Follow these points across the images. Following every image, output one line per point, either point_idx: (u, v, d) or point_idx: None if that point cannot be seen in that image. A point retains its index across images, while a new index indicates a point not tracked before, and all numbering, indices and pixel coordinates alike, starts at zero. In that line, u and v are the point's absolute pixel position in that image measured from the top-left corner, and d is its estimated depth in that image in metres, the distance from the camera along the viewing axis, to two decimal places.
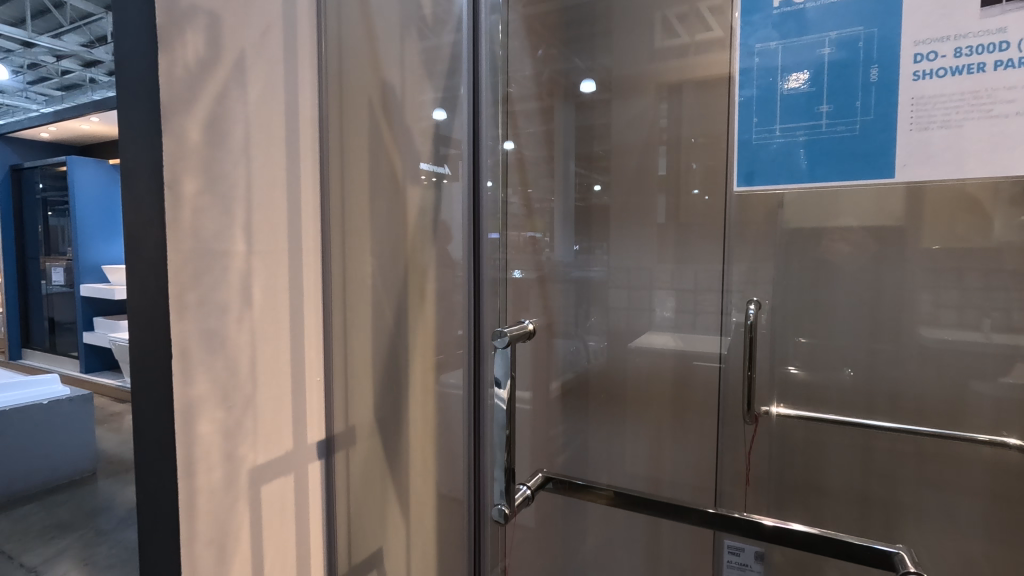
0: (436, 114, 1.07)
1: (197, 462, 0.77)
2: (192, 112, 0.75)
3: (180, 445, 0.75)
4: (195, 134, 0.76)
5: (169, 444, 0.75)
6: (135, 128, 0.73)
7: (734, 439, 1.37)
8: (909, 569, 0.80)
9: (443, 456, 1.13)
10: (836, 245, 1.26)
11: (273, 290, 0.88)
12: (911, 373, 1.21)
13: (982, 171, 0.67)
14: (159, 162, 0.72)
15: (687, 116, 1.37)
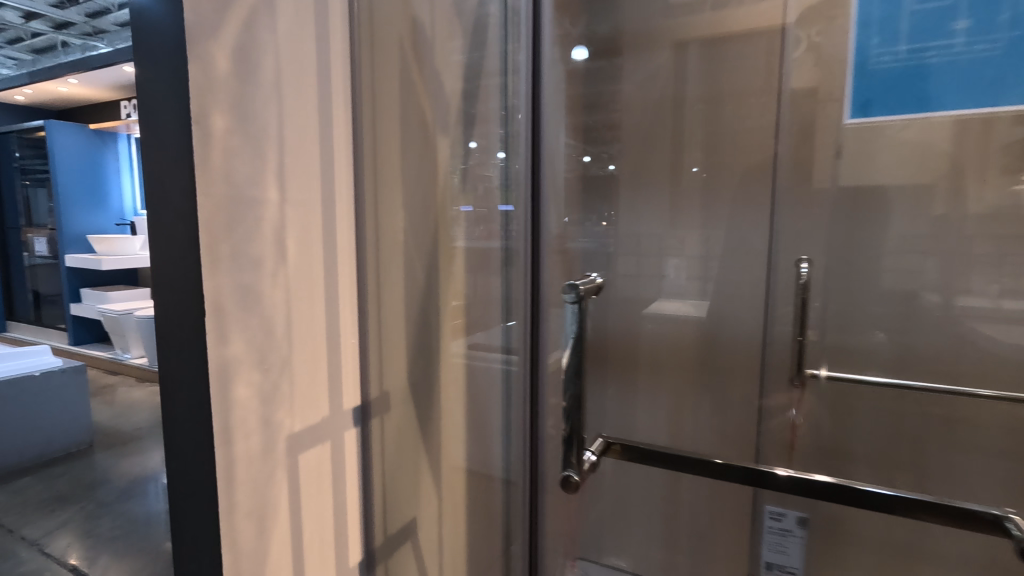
0: (463, 57, 1.03)
1: (235, 429, 0.71)
2: (220, 37, 0.66)
3: (217, 411, 0.69)
4: (224, 63, 0.67)
5: (204, 409, 0.68)
6: (158, 56, 0.64)
7: (777, 403, 1.32)
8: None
9: (473, 423, 1.10)
10: (878, 202, 1.19)
11: (304, 244, 0.81)
12: (948, 333, 1.16)
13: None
14: (186, 92, 0.63)
15: (727, 66, 1.27)
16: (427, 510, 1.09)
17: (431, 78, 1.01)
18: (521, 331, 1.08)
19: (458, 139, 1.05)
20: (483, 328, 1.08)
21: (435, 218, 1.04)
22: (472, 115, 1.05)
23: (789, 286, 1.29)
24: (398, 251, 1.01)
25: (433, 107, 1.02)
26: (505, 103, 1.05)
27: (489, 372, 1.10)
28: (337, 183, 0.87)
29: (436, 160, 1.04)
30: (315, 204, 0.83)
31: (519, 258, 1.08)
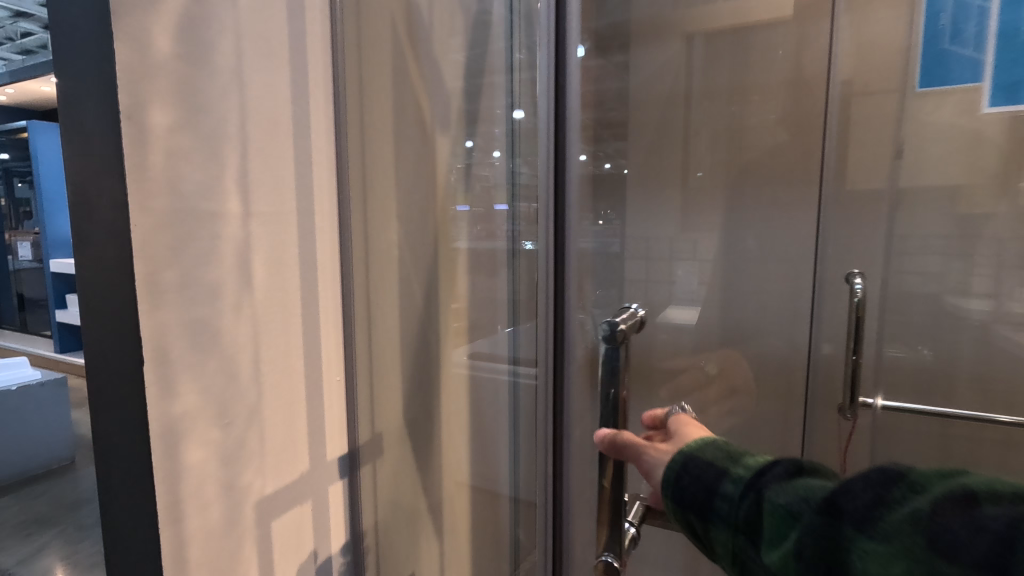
0: (462, 48, 0.91)
1: (186, 500, 0.60)
2: (159, 13, 0.54)
3: (162, 481, 0.57)
4: (164, 48, 0.54)
5: (145, 479, 0.56)
6: (75, 40, 0.52)
7: (824, 435, 1.20)
8: None
9: (479, 459, 0.99)
10: (918, 208, 1.10)
11: (276, 265, 0.69)
12: (1006, 351, 1.07)
13: None
14: (112, 83, 0.51)
15: (750, 53, 1.18)
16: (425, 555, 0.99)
17: (430, 69, 0.89)
18: (535, 347, 0.95)
19: (461, 133, 0.93)
20: (489, 344, 0.96)
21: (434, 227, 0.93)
22: (475, 114, 0.93)
23: (837, 305, 1.18)
24: (386, 269, 0.89)
25: (431, 99, 0.90)
26: (512, 91, 0.92)
27: (495, 396, 0.98)
28: (316, 193, 0.76)
29: (433, 160, 0.92)
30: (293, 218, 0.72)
31: (532, 262, 0.94)
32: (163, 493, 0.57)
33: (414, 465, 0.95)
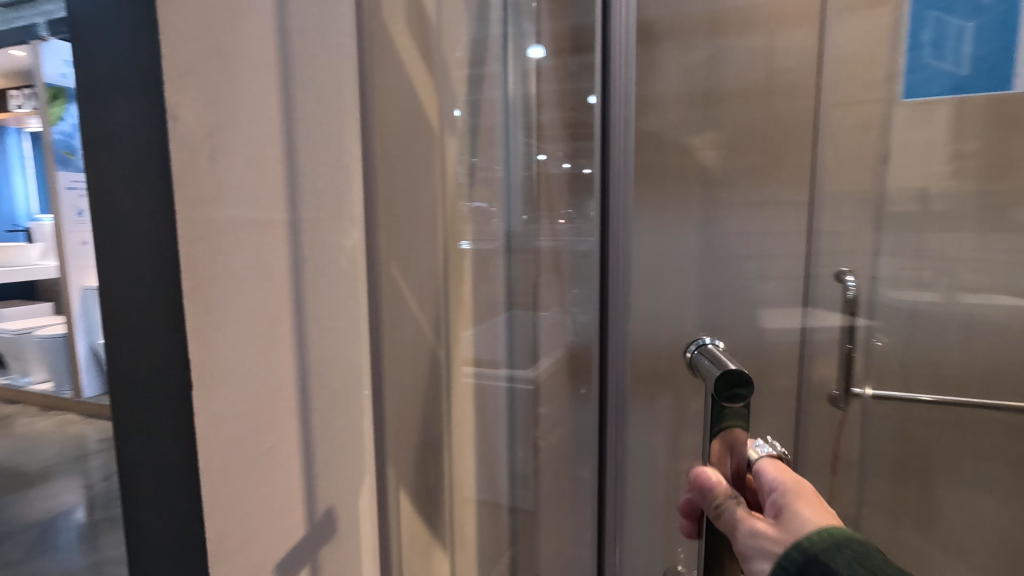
0: (470, 58, 0.97)
1: (230, 551, 0.53)
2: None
3: (209, 532, 0.50)
4: (208, 35, 0.47)
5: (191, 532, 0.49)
6: (108, 21, 0.43)
7: (820, 425, 1.34)
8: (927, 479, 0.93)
9: (481, 453, 1.06)
10: (871, 217, 1.29)
11: (304, 280, 0.61)
12: (954, 345, 1.27)
13: None
14: (156, 74, 0.43)
15: (731, 70, 1.30)
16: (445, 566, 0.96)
17: (443, 73, 0.90)
18: (527, 330, 1.16)
19: (465, 141, 0.96)
20: (488, 338, 1.06)
21: (445, 229, 0.92)
22: (477, 129, 1.00)
23: (829, 305, 1.33)
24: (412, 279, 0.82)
25: (442, 100, 0.90)
26: (506, 118, 1.08)
27: (494, 388, 1.08)
28: (346, 199, 0.69)
29: (436, 162, 0.89)
30: (332, 225, 0.66)
31: (526, 255, 1.14)
32: (210, 545, 0.50)
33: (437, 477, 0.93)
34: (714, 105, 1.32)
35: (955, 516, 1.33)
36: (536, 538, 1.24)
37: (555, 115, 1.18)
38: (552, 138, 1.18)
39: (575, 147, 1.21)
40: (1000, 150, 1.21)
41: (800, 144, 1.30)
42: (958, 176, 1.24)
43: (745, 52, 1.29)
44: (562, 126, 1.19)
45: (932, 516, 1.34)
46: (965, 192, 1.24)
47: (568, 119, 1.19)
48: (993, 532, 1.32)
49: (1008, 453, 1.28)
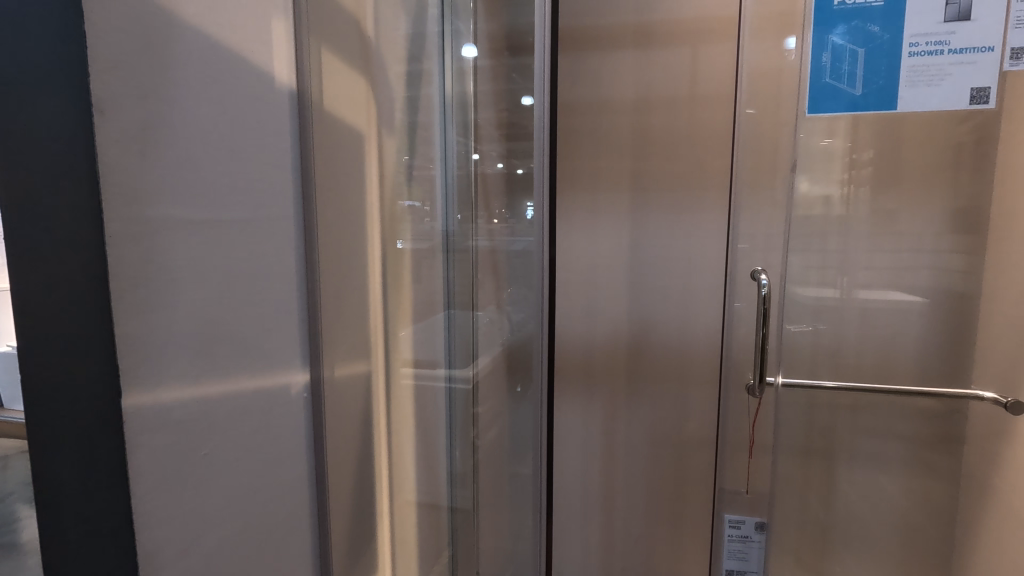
0: (406, 59, 0.98)
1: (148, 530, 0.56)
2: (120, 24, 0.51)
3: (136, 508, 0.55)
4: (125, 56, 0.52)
5: (117, 512, 0.54)
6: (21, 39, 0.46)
7: (738, 412, 1.47)
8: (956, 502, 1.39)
9: (421, 452, 1.07)
10: (786, 215, 1.37)
11: (237, 281, 0.65)
12: (852, 336, 1.40)
13: None
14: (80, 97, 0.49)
15: (649, 85, 1.46)
16: (385, 563, 0.95)
17: (380, 73, 0.89)
18: (464, 332, 1.15)
19: (403, 142, 0.97)
20: (427, 338, 1.06)
21: (388, 229, 0.93)
22: (415, 129, 1.01)
23: (749, 299, 1.40)
24: (353, 278, 0.83)
25: (380, 104, 0.89)
26: (443, 119, 1.12)
27: (433, 386, 1.09)
28: (280, 195, 0.70)
29: (367, 162, 0.85)
30: (268, 224, 0.68)
31: (464, 258, 1.15)
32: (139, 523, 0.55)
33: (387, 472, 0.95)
34: (641, 117, 1.47)
35: (856, 494, 1.46)
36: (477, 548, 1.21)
37: (489, 113, 1.06)
38: (488, 136, 1.07)
39: (509, 145, 1.02)
40: (903, 157, 1.32)
41: (717, 149, 1.45)
42: (859, 182, 1.35)
43: (660, 66, 1.45)
44: (496, 125, 1.05)
45: (835, 493, 1.47)
46: (863, 197, 1.35)
47: (502, 118, 1.03)
48: (892, 511, 1.44)
49: (901, 434, 1.42)
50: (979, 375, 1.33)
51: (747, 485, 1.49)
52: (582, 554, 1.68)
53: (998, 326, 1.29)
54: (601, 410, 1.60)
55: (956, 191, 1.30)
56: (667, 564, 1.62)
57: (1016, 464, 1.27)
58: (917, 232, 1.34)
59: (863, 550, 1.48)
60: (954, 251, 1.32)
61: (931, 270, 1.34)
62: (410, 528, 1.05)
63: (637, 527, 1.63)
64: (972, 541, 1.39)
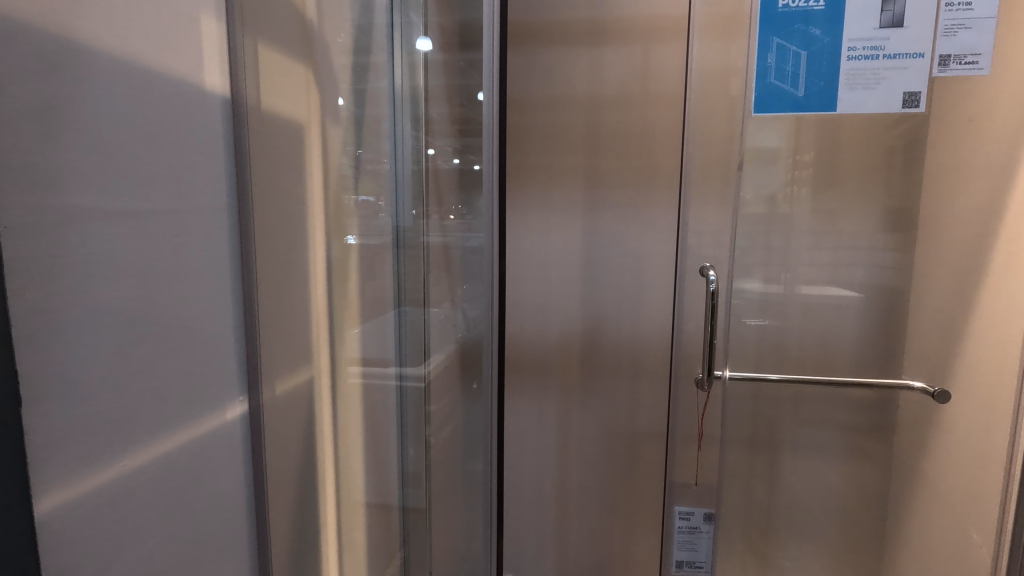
0: (352, 43, 0.93)
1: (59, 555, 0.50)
2: None
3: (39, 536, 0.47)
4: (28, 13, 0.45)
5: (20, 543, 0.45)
6: None
7: (688, 403, 1.50)
8: (888, 490, 1.47)
9: (371, 454, 1.03)
10: (732, 215, 1.42)
11: (162, 276, 0.59)
12: (795, 331, 1.45)
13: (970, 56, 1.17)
14: None
15: (601, 82, 1.46)
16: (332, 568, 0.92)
17: (325, 60, 0.85)
18: (416, 333, 1.12)
19: (350, 132, 0.92)
20: (377, 337, 1.03)
21: (334, 224, 0.89)
22: (361, 121, 0.96)
23: (697, 296, 1.45)
24: (296, 275, 0.79)
25: (324, 91, 0.84)
26: (393, 112, 1.06)
27: (384, 386, 1.06)
28: (215, 184, 0.65)
29: (309, 153, 0.81)
30: (198, 214, 0.63)
31: (417, 253, 1.10)
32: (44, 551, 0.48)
33: (334, 475, 0.92)
34: (593, 114, 1.48)
35: (799, 482, 1.52)
36: (429, 549, 1.18)
37: (443, 109, 1.06)
38: (441, 131, 1.08)
39: (462, 141, 1.04)
40: (844, 158, 1.37)
41: (669, 147, 1.46)
42: (803, 182, 1.39)
43: (612, 64, 1.46)
44: (450, 121, 1.06)
45: (779, 482, 1.53)
46: (805, 196, 1.40)
47: (456, 114, 1.05)
48: (831, 497, 1.51)
49: (840, 423, 1.48)
50: (910, 367, 1.40)
51: (696, 478, 1.53)
52: (537, 549, 1.68)
53: (926, 321, 1.36)
54: (556, 405, 1.61)
55: (889, 192, 1.36)
56: (621, 557, 1.64)
57: (941, 450, 1.34)
58: (854, 230, 1.40)
59: (804, 534, 1.54)
60: (887, 250, 1.38)
61: (867, 268, 1.40)
62: (361, 532, 1.01)
63: (591, 522, 1.64)
64: (903, 525, 1.46)
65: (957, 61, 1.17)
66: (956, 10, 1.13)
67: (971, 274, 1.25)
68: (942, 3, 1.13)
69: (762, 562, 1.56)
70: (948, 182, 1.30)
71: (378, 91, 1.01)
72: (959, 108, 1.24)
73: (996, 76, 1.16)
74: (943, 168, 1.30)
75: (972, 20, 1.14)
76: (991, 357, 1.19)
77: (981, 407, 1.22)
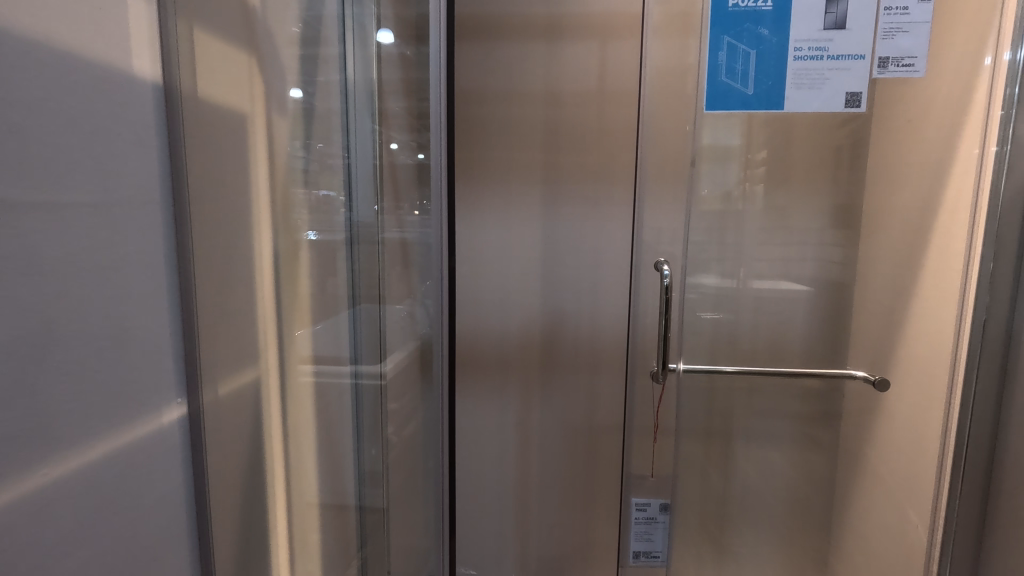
0: (301, 32, 0.90)
1: None
2: None
3: None
4: None
5: None
6: None
7: (644, 398, 1.54)
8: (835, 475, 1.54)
9: (325, 454, 1.00)
10: (687, 210, 1.44)
11: (88, 271, 0.55)
12: (747, 324, 1.50)
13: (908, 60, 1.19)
14: None
15: (559, 77, 1.46)
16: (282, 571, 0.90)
17: (270, 48, 0.82)
18: (372, 330, 1.07)
19: (298, 124, 0.89)
20: (332, 334, 1.00)
21: (282, 220, 0.86)
22: (311, 112, 0.93)
23: (652, 290, 1.47)
24: (239, 271, 0.76)
25: (269, 80, 0.81)
26: (345, 106, 1.01)
27: (337, 384, 1.03)
28: (145, 176, 0.62)
29: (253, 145, 0.77)
30: (126, 207, 0.60)
31: (372, 248, 1.06)
32: None
33: (284, 477, 0.89)
34: (552, 109, 1.48)
35: (752, 470, 1.57)
36: (387, 549, 1.15)
37: (398, 102, 1.05)
38: (398, 125, 1.06)
39: (420, 135, 1.02)
40: (794, 155, 1.41)
41: (626, 143, 1.48)
42: (755, 179, 1.43)
43: (570, 59, 1.46)
44: (407, 114, 1.05)
45: (733, 471, 1.57)
46: (757, 192, 1.44)
47: (413, 108, 1.03)
48: (783, 484, 1.56)
49: (790, 413, 1.53)
50: (855, 357, 1.46)
51: (652, 470, 1.56)
52: (498, 544, 1.69)
53: (869, 313, 1.42)
54: (516, 400, 1.61)
55: (835, 190, 1.42)
56: (582, 550, 1.66)
57: (883, 437, 1.41)
58: (803, 225, 1.44)
59: (757, 520, 1.59)
60: (834, 245, 1.44)
61: (816, 262, 1.45)
62: (314, 533, 0.99)
63: (552, 515, 1.65)
64: (849, 508, 1.52)
65: (896, 64, 1.18)
66: (894, 13, 1.14)
67: (909, 268, 1.30)
68: (882, 6, 1.14)
69: (717, 549, 1.60)
70: (888, 180, 1.36)
71: (332, 82, 0.98)
72: (899, 109, 1.29)
73: (930, 78, 1.20)
74: (885, 166, 1.36)
75: (910, 24, 1.16)
76: (926, 347, 1.25)
77: (917, 395, 1.28)
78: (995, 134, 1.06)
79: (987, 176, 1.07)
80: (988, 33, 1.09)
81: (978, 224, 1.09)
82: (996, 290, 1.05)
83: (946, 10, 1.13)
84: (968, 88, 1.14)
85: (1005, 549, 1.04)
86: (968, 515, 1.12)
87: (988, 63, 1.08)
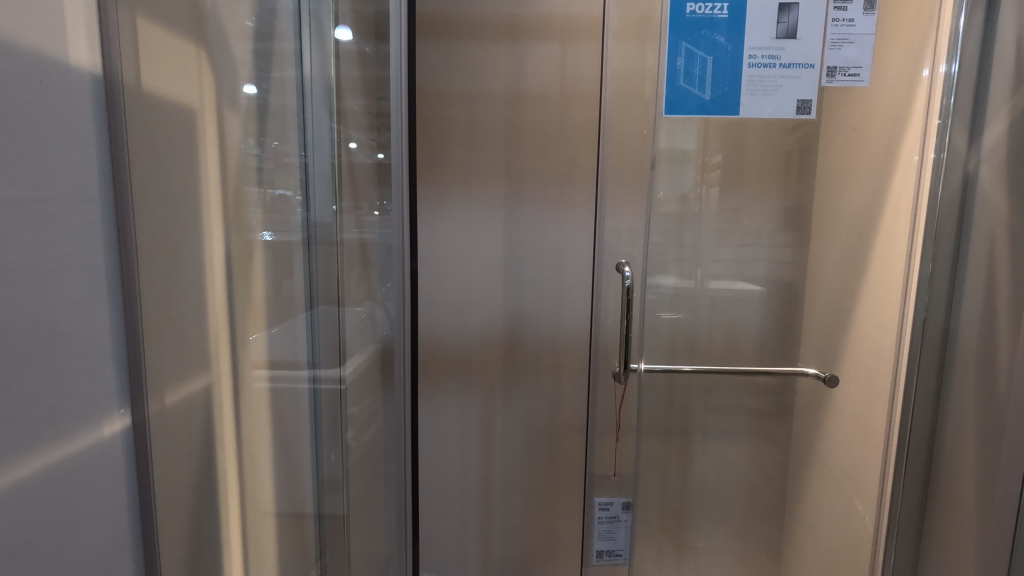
0: (253, 22, 0.85)
1: None
2: None
3: None
4: None
5: None
6: None
7: (606, 398, 1.56)
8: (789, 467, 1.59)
9: (279, 462, 0.97)
10: (648, 210, 1.45)
11: (17, 275, 0.51)
12: (704, 325, 1.54)
13: (852, 70, 1.24)
14: None
15: (522, 78, 1.46)
16: None
17: (222, 41, 0.78)
18: (330, 330, 1.06)
19: (251, 121, 0.85)
20: (287, 337, 0.96)
21: (235, 219, 0.82)
22: (265, 109, 0.89)
23: (613, 290, 1.47)
24: (186, 273, 0.72)
25: (218, 74, 0.77)
26: (303, 104, 1.00)
27: (295, 389, 1.00)
28: (81, 176, 0.58)
29: (205, 142, 0.74)
30: (62, 208, 0.56)
31: (329, 248, 1.04)
32: None
33: (237, 487, 0.85)
34: (515, 109, 1.48)
35: (711, 465, 1.60)
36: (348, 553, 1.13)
37: (357, 103, 1.05)
38: (356, 125, 1.06)
39: (383, 135, 1.04)
40: (750, 159, 1.45)
41: (586, 146, 1.49)
42: (710, 181, 1.46)
43: (531, 61, 1.46)
44: (368, 113, 1.06)
45: (692, 466, 1.61)
46: (713, 195, 1.47)
47: (373, 108, 1.04)
48: (738, 477, 1.61)
49: (744, 408, 1.58)
50: (805, 355, 1.52)
51: (614, 468, 1.57)
52: (462, 546, 1.67)
53: (818, 312, 1.48)
54: (479, 402, 1.60)
55: (786, 193, 1.47)
56: (545, 549, 1.66)
57: (833, 429, 1.46)
58: (756, 228, 1.49)
59: (714, 514, 1.63)
60: (785, 246, 1.49)
61: (769, 262, 1.50)
62: (270, 544, 0.95)
63: (516, 515, 1.65)
64: (800, 500, 1.58)
65: (843, 73, 1.24)
66: (840, 25, 1.19)
67: (856, 268, 1.36)
68: (829, 18, 1.19)
69: (677, 543, 1.64)
70: (835, 185, 1.42)
71: (291, 75, 0.96)
72: (843, 117, 1.34)
73: (874, 87, 1.26)
74: (832, 172, 1.42)
75: (855, 35, 1.21)
76: (870, 344, 1.31)
77: (863, 390, 1.34)
78: (932, 142, 1.11)
79: (925, 182, 1.13)
80: (926, 45, 1.13)
81: (917, 227, 1.15)
82: (934, 288, 1.11)
83: (887, 23, 1.19)
84: (907, 99, 1.19)
85: (945, 534, 1.09)
86: (910, 505, 1.16)
87: (926, 75, 1.14)
